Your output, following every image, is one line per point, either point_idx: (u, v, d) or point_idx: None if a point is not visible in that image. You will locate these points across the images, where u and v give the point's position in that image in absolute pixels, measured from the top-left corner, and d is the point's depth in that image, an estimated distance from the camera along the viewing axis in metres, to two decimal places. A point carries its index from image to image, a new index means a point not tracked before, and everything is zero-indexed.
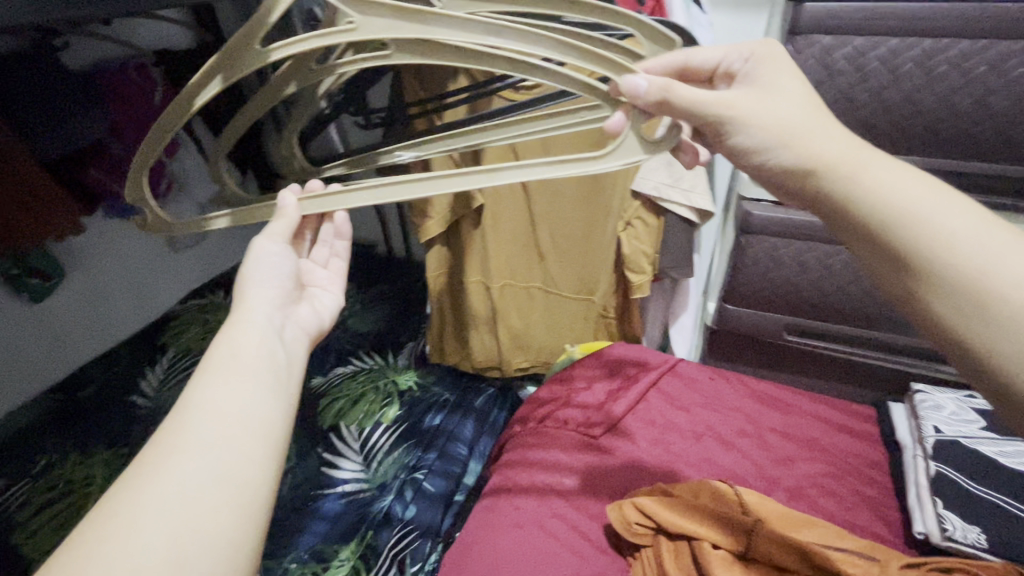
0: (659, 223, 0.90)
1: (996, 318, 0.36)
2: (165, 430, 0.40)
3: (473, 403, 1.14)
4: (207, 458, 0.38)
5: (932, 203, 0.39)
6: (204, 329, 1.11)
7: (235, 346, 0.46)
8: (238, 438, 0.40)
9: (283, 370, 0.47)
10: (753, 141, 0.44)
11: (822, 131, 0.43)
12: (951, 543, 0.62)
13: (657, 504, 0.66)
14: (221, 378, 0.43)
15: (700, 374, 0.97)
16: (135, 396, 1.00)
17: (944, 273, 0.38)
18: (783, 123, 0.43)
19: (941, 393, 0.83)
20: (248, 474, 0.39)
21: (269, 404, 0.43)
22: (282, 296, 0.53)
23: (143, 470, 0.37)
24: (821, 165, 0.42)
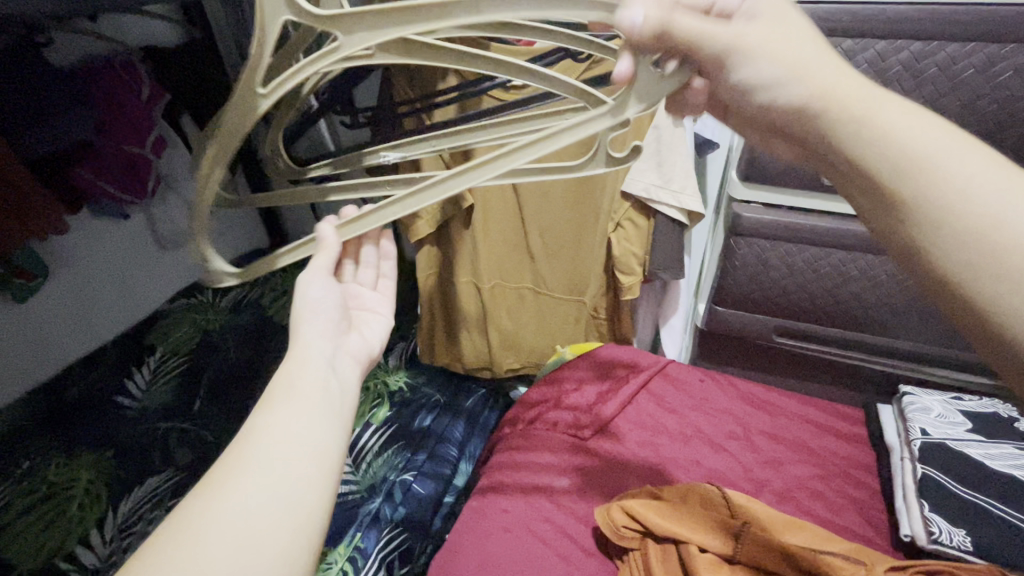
0: (649, 223, 0.90)
1: (1013, 273, 0.33)
2: (225, 454, 0.38)
3: (463, 404, 1.14)
4: (267, 492, 0.36)
5: (944, 149, 0.36)
6: (193, 329, 1.08)
7: (295, 373, 0.44)
8: (299, 466, 0.38)
9: (339, 403, 0.44)
10: (760, 78, 0.39)
11: (825, 65, 0.39)
12: (936, 546, 0.62)
13: (645, 507, 0.65)
14: (285, 408, 0.41)
15: (690, 375, 0.96)
16: (123, 397, 0.93)
17: (956, 226, 0.35)
18: (796, 63, 0.39)
19: (928, 395, 0.83)
20: (308, 501, 0.37)
21: (330, 436, 0.41)
22: (336, 325, 0.51)
23: (203, 500, 0.35)
24: (825, 105, 0.39)
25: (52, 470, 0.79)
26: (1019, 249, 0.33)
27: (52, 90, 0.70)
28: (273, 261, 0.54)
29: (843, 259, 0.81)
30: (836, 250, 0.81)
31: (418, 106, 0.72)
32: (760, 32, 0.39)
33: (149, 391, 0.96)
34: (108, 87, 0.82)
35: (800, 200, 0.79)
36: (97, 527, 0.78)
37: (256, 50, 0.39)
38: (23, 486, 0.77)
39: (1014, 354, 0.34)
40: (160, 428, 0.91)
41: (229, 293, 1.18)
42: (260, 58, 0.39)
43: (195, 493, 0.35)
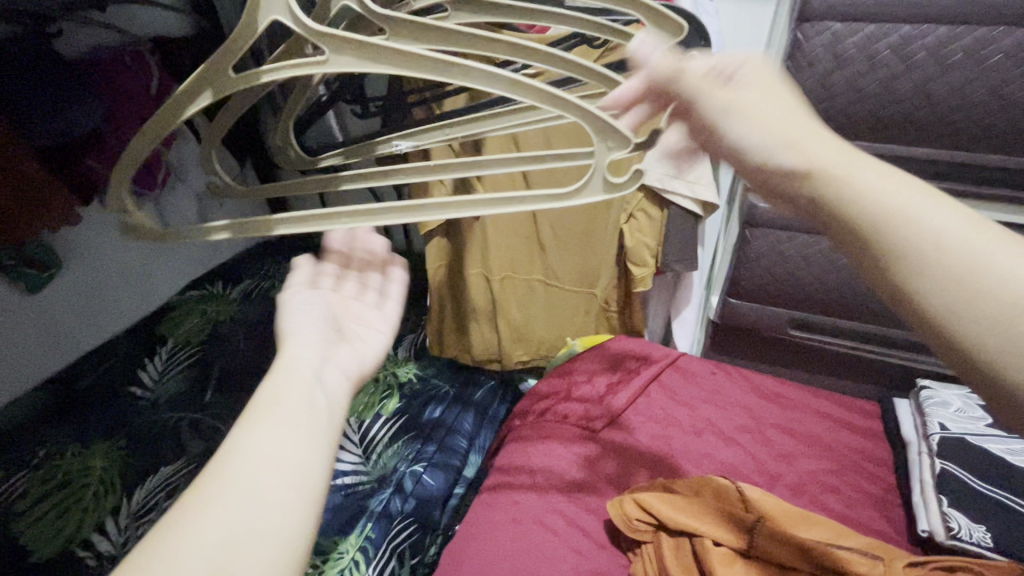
0: (662, 215, 0.89)
1: (990, 325, 0.30)
2: (195, 482, 0.34)
3: (473, 395, 1.14)
4: (243, 520, 0.32)
5: (921, 205, 0.33)
6: (202, 322, 1.10)
7: (280, 387, 0.40)
8: (277, 495, 0.34)
9: (326, 420, 0.40)
10: (747, 139, 0.37)
11: (799, 121, 0.37)
12: (956, 542, 0.61)
13: (657, 501, 0.65)
14: (267, 424, 0.37)
15: (702, 369, 0.96)
16: (135, 387, 0.94)
17: (932, 276, 0.31)
18: (775, 125, 0.37)
19: (946, 389, 0.82)
20: (286, 538, 0.33)
21: (313, 457, 0.37)
22: (323, 337, 0.45)
23: (170, 528, 0.32)
24: (801, 162, 0.36)
25: (66, 457, 0.79)
26: (998, 297, 0.29)
27: (61, 79, 0.72)
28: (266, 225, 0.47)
29: None
30: None
31: (430, 95, 0.71)
32: (748, 99, 0.37)
33: (161, 380, 0.97)
34: (116, 76, 0.81)
35: None
36: (114, 513, 0.80)
37: (244, 30, 0.38)
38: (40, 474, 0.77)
39: None
40: (171, 418, 0.94)
41: (239, 285, 1.22)
42: (255, 26, 0.38)
43: (165, 519, 0.32)
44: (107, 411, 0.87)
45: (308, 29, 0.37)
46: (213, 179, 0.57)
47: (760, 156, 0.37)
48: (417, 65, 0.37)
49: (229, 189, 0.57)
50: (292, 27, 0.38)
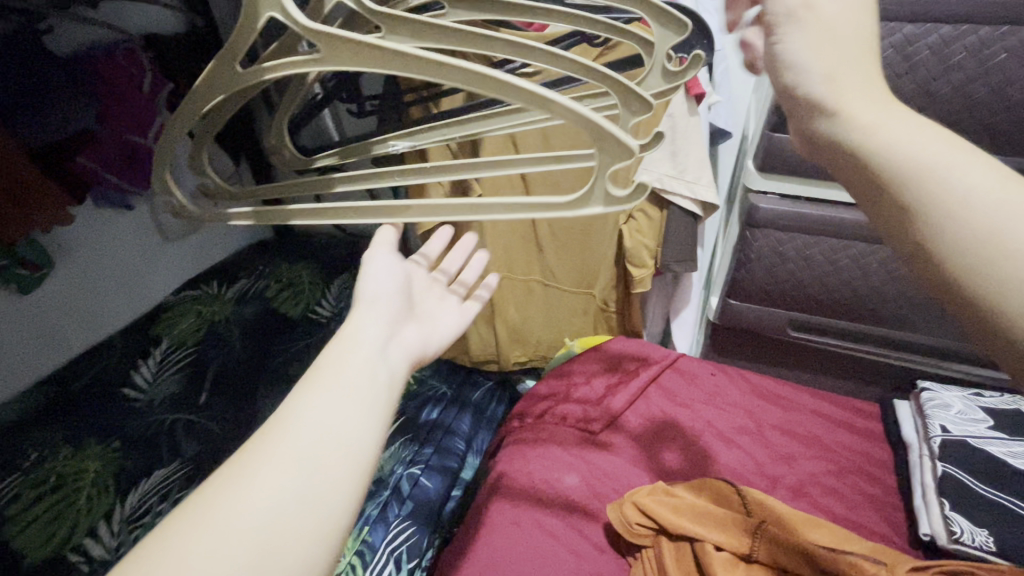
0: (662, 215, 0.88)
1: (994, 272, 0.33)
2: (262, 438, 0.39)
3: (470, 397, 1.13)
4: (290, 481, 0.36)
5: (947, 158, 0.35)
6: (198, 321, 1.05)
7: (339, 360, 0.44)
8: (331, 463, 0.38)
9: (383, 395, 0.43)
10: (792, 55, 0.37)
11: (852, 49, 0.36)
12: (958, 546, 0.61)
13: (659, 504, 0.64)
14: (321, 394, 0.41)
15: (702, 370, 0.95)
16: (129, 390, 0.91)
17: (947, 228, 0.34)
18: (829, 44, 0.36)
19: (948, 391, 0.82)
20: (335, 504, 0.37)
21: (367, 431, 0.40)
22: (394, 314, 0.50)
23: (227, 480, 0.36)
24: (833, 101, 0.37)
25: (60, 462, 0.78)
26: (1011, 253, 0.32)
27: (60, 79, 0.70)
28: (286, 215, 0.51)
29: (862, 252, 0.79)
30: (854, 242, 0.79)
31: (427, 93, 0.70)
32: (823, 24, 0.36)
33: (155, 382, 0.93)
34: (108, 75, 0.80)
35: (819, 191, 0.77)
36: (105, 518, 0.74)
37: (242, 33, 0.38)
38: (32, 479, 0.75)
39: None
40: (167, 420, 0.88)
41: (236, 285, 1.15)
42: (256, 20, 0.38)
43: (227, 470, 0.37)
44: (94, 415, 0.86)
45: (300, 25, 0.36)
46: (205, 180, 0.57)
47: (800, 81, 0.37)
48: (400, 63, 0.35)
49: (219, 190, 0.57)
50: (286, 25, 0.36)
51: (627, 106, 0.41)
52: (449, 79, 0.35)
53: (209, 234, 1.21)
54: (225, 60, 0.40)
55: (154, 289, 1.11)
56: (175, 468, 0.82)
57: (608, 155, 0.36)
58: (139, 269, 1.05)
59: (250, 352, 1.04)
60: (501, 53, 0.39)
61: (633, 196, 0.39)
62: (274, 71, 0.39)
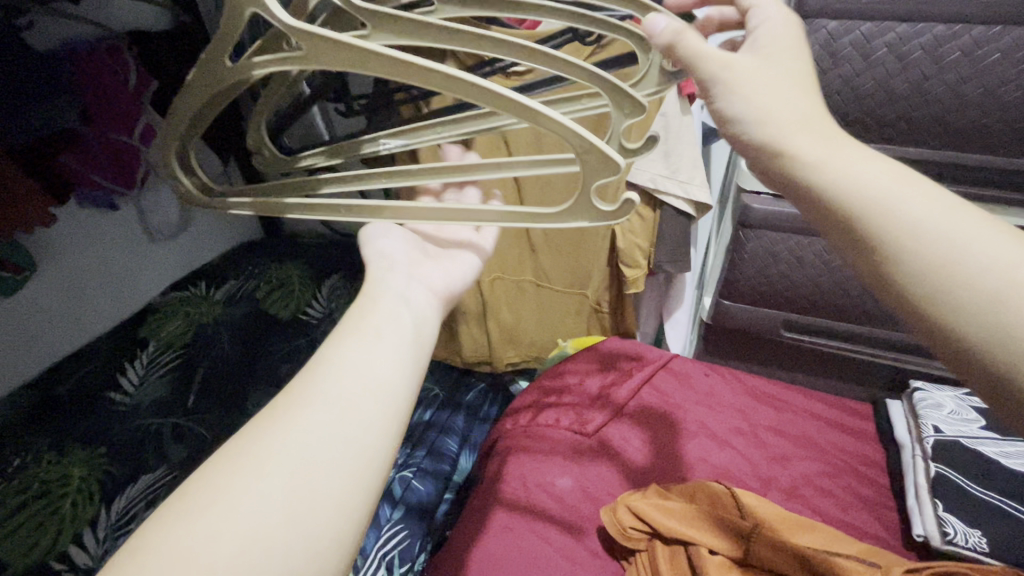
0: (655, 216, 0.87)
1: (963, 305, 0.31)
2: (295, 383, 0.39)
3: (463, 398, 1.12)
4: (330, 418, 0.37)
5: (899, 190, 0.35)
6: (186, 323, 1.03)
7: (368, 310, 0.46)
8: (364, 404, 0.38)
9: (410, 342, 0.44)
10: (736, 108, 0.39)
11: (791, 92, 0.39)
12: (951, 547, 0.61)
13: (653, 508, 0.63)
14: (355, 340, 0.42)
15: (695, 370, 0.95)
16: (114, 392, 0.88)
17: (907, 259, 0.33)
18: (766, 93, 0.39)
19: (939, 391, 0.82)
20: (369, 444, 0.37)
21: (397, 376, 0.41)
22: (413, 261, 0.52)
23: (269, 420, 0.37)
24: (781, 140, 0.38)
25: (42, 467, 0.75)
26: (974, 286, 0.31)
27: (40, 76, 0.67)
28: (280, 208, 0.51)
29: None
30: None
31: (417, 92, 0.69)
32: (748, 65, 0.39)
33: (143, 386, 0.91)
34: (93, 73, 0.78)
35: None
36: (91, 525, 0.73)
37: (226, 30, 0.37)
38: (13, 485, 0.72)
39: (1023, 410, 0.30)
40: (154, 425, 0.86)
41: (224, 287, 1.13)
42: (242, 15, 0.37)
43: (268, 409, 0.38)
44: (78, 421, 0.82)
45: (283, 24, 0.34)
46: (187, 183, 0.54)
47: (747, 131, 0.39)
48: (408, 72, 0.35)
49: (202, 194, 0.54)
50: (269, 23, 0.35)
51: (620, 110, 0.41)
52: (467, 96, 0.35)
53: (197, 234, 1.18)
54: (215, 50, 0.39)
55: (142, 291, 1.08)
56: (161, 473, 0.81)
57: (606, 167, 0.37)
58: (126, 270, 1.03)
59: (238, 354, 1.02)
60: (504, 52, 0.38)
61: (620, 210, 0.40)
62: (263, 70, 0.38)
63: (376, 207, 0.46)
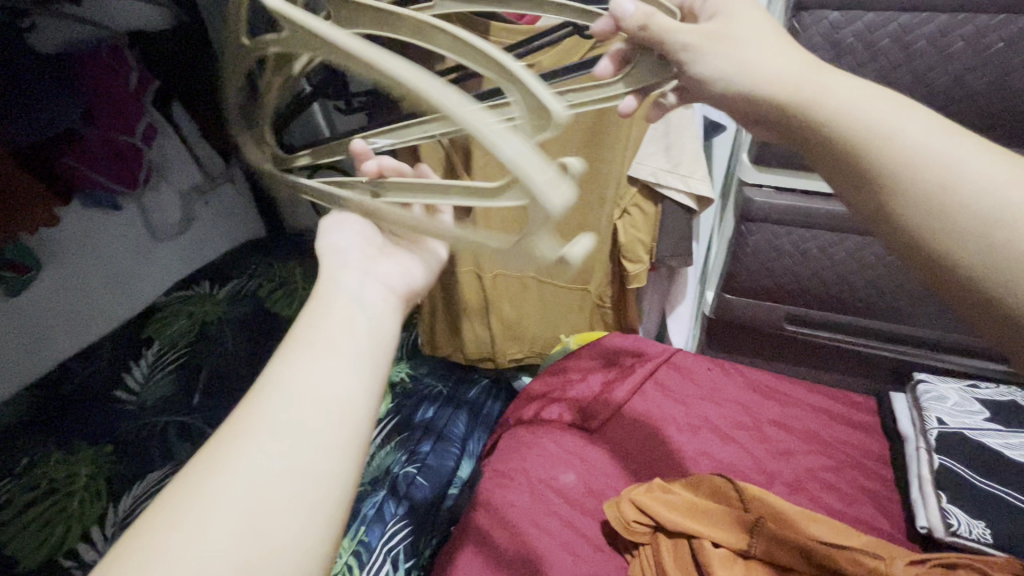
0: (657, 210, 0.87)
1: (962, 222, 0.36)
2: (241, 411, 0.37)
3: (466, 395, 1.12)
4: (280, 447, 0.35)
5: (892, 117, 0.39)
6: (191, 322, 1.03)
7: (319, 321, 0.44)
8: (317, 427, 0.37)
9: (366, 351, 0.43)
10: (717, 67, 0.43)
11: (779, 56, 0.42)
12: (955, 539, 0.61)
13: (656, 501, 0.63)
14: (305, 356, 0.41)
15: (698, 365, 0.95)
16: (120, 391, 0.89)
17: (908, 181, 0.38)
18: (752, 55, 0.42)
19: (944, 383, 0.82)
20: (327, 470, 0.35)
21: (352, 390, 0.40)
22: (367, 256, 0.53)
23: (211, 457, 0.34)
24: (786, 93, 0.42)
25: (52, 466, 0.76)
26: (965, 203, 0.36)
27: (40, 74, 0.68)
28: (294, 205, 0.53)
29: (858, 245, 0.79)
30: (849, 236, 0.78)
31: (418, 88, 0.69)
32: (721, 29, 0.42)
33: (147, 384, 0.92)
34: (95, 71, 0.79)
35: (815, 184, 0.77)
36: (100, 522, 0.74)
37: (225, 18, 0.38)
38: (25, 482, 0.74)
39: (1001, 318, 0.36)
40: (159, 424, 0.86)
41: (228, 284, 1.15)
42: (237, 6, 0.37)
43: (210, 444, 0.36)
44: (85, 417, 0.83)
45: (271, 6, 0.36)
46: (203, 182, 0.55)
47: (739, 85, 0.43)
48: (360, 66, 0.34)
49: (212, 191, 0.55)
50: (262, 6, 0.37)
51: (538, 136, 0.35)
52: (407, 97, 0.34)
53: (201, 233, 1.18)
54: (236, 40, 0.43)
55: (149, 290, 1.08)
56: (167, 471, 0.82)
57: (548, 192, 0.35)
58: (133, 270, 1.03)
59: (243, 352, 1.02)
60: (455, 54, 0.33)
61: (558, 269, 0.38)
62: None
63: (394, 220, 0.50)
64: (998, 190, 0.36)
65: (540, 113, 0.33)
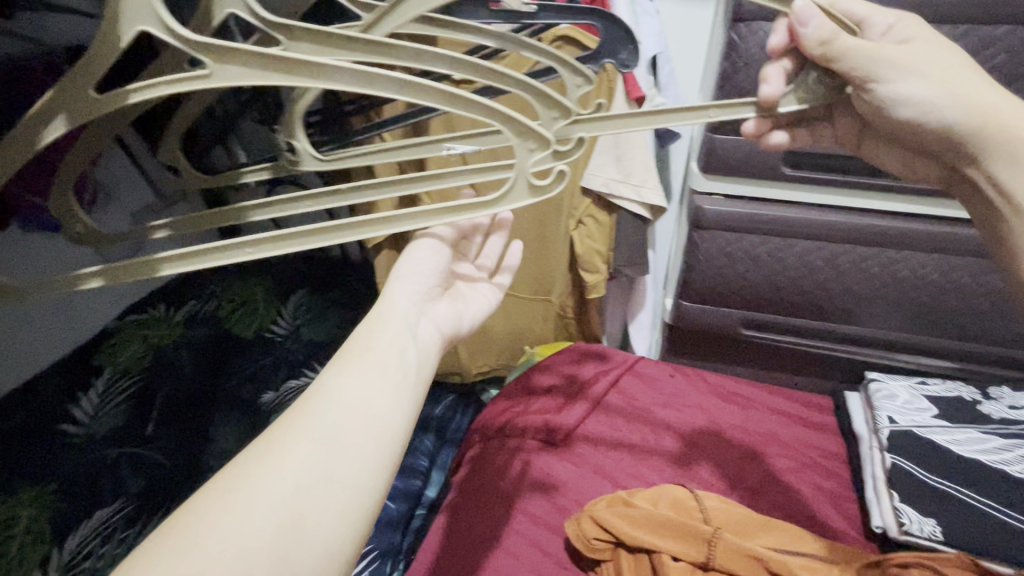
0: (611, 219, 0.88)
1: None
2: (292, 413, 0.40)
3: (432, 411, 1.10)
4: (326, 453, 0.38)
5: None
6: (146, 347, 0.88)
7: (372, 339, 0.46)
8: (361, 442, 0.39)
9: (414, 374, 0.45)
10: (912, 95, 0.45)
11: (982, 91, 0.44)
12: (908, 537, 0.63)
13: (617, 517, 0.62)
14: (355, 369, 0.43)
15: (660, 372, 0.95)
16: (66, 425, 0.76)
17: None
18: (949, 86, 0.44)
19: (894, 380, 0.83)
20: (361, 485, 0.38)
21: (398, 411, 0.42)
22: (429, 288, 0.52)
23: (262, 451, 0.37)
24: (984, 130, 0.44)
25: None
26: None
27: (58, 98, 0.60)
28: (151, 266, 0.43)
29: (806, 249, 0.81)
30: (798, 239, 0.80)
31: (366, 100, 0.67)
32: (922, 56, 0.45)
33: (99, 416, 0.79)
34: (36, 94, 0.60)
35: (763, 190, 0.78)
36: (42, 566, 0.67)
37: (102, 49, 0.33)
38: None
39: None
40: (111, 455, 0.78)
41: (184, 305, 0.97)
42: (120, 36, 0.33)
43: (263, 438, 0.38)
44: (27, 456, 0.71)
45: (181, 39, 0.32)
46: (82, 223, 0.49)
47: (940, 119, 0.45)
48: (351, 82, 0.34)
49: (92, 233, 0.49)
50: (168, 40, 0.33)
51: (525, 147, 0.41)
52: (363, 84, 0.35)
53: None
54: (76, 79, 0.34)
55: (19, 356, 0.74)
56: (119, 506, 0.77)
57: (535, 194, 0.43)
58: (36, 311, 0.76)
59: (198, 383, 0.92)
60: (438, 67, 0.37)
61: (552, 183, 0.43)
62: (142, 93, 0.35)
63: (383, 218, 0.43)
64: None
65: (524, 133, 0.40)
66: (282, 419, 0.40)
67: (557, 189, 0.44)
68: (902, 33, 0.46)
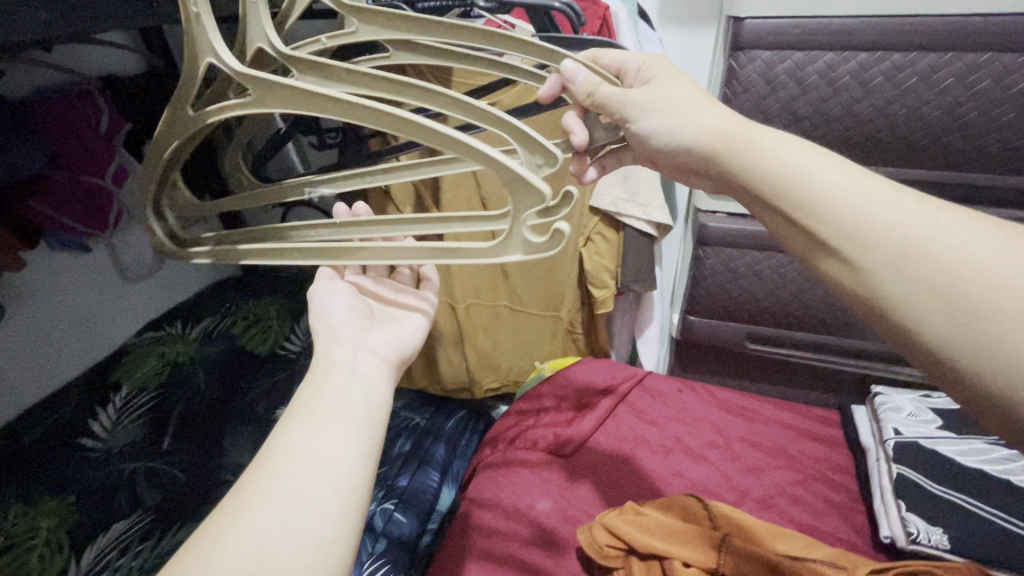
0: (618, 237, 0.91)
1: (886, 262, 0.38)
2: (247, 478, 0.42)
3: (443, 426, 1.12)
4: (285, 510, 0.40)
5: (809, 163, 0.44)
6: (161, 365, 0.83)
7: (318, 389, 0.49)
8: (318, 492, 0.41)
9: (364, 413, 0.48)
10: (653, 127, 0.50)
11: (710, 113, 0.50)
12: (915, 546, 0.63)
13: (629, 524, 0.63)
14: (306, 427, 0.45)
15: (668, 387, 0.97)
16: (85, 438, 0.72)
17: (832, 228, 0.41)
18: (682, 115, 0.50)
19: (899, 394, 0.85)
20: (326, 533, 0.40)
21: (351, 454, 0.44)
22: (359, 329, 0.55)
23: (226, 520, 0.39)
24: (712, 144, 0.49)
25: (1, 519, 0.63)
26: (887, 239, 0.38)
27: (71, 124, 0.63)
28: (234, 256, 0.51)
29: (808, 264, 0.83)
30: None
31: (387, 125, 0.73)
32: (658, 94, 0.50)
33: (116, 429, 0.75)
34: (68, 120, 0.63)
35: None
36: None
37: (187, 79, 0.40)
38: None
39: (951, 373, 0.35)
40: (128, 471, 0.73)
41: (200, 321, 0.93)
42: (197, 63, 0.39)
43: (218, 511, 0.40)
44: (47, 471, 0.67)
45: (232, 69, 0.37)
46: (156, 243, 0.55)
47: (676, 139, 0.50)
48: (375, 116, 0.36)
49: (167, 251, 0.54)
50: (219, 67, 0.38)
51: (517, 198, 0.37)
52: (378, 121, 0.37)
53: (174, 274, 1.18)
54: (177, 107, 0.43)
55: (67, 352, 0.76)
56: (134, 521, 0.70)
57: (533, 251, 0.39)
58: (94, 311, 0.79)
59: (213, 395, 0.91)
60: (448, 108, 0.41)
61: (551, 244, 0.38)
62: (216, 113, 0.41)
63: (357, 248, 0.45)
64: (912, 228, 0.37)
65: (517, 186, 0.37)
66: (238, 487, 0.42)
67: (556, 250, 0.38)
68: (649, 73, 0.53)
